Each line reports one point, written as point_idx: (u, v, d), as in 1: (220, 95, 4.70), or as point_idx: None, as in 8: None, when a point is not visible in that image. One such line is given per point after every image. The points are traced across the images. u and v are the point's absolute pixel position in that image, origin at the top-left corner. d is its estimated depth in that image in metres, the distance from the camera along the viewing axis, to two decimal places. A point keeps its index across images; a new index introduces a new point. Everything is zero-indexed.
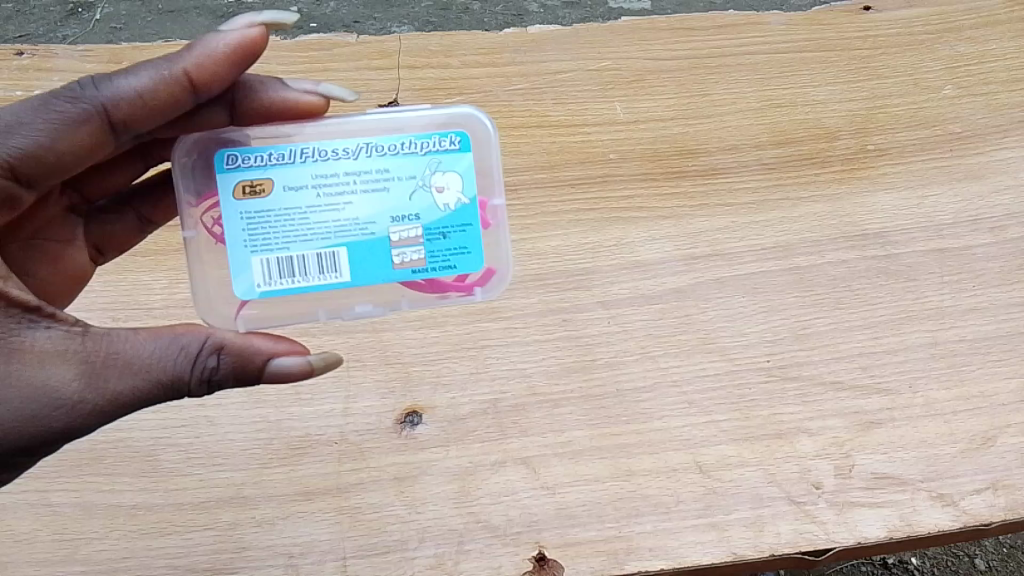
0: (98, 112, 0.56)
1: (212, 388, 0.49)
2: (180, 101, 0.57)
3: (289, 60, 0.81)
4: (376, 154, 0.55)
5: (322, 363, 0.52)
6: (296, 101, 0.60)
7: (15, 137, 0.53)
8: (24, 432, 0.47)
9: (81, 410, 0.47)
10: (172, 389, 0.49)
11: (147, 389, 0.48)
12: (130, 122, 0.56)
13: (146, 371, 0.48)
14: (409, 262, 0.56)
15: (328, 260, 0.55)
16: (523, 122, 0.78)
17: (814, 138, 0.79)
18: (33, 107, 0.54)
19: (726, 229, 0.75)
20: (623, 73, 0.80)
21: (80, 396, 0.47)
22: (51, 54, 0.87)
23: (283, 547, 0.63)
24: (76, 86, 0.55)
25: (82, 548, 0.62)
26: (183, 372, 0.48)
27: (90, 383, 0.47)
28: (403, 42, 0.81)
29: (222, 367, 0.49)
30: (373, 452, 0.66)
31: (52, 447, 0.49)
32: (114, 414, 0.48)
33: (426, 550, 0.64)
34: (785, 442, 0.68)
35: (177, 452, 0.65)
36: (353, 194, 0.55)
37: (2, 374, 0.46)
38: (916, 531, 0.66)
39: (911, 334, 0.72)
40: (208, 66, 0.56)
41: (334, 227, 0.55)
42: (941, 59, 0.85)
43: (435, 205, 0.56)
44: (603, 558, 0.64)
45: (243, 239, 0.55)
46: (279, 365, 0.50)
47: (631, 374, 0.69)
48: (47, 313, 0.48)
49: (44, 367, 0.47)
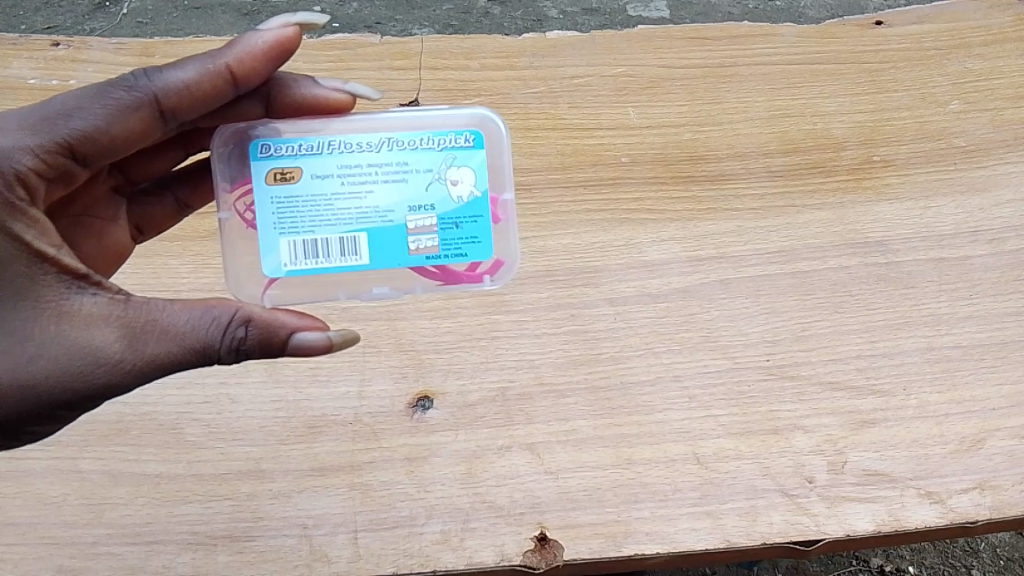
0: (149, 100, 0.59)
1: (241, 357, 0.53)
2: (222, 93, 0.61)
3: (316, 59, 0.84)
4: (397, 148, 0.59)
5: (342, 341, 0.55)
6: (325, 98, 0.64)
7: (73, 120, 0.56)
8: (70, 387, 0.52)
9: (121, 370, 0.51)
10: (204, 356, 0.52)
11: (182, 355, 0.52)
12: (177, 111, 0.60)
13: (180, 338, 0.51)
14: (424, 248, 0.59)
15: (349, 243, 0.58)
16: (538, 124, 0.81)
17: (821, 147, 0.82)
18: (90, 94, 0.57)
19: (731, 232, 0.78)
20: (637, 79, 0.83)
21: (120, 357, 0.51)
22: (86, 46, 0.91)
23: (298, 518, 0.66)
24: (129, 77, 0.59)
25: (108, 512, 0.65)
26: (215, 341, 0.52)
27: (129, 345, 0.51)
28: (424, 44, 0.85)
29: (251, 338, 0.52)
30: (385, 433, 0.69)
31: (95, 404, 0.54)
32: (151, 376, 0.52)
33: (433, 526, 0.67)
34: (780, 438, 0.70)
35: (199, 426, 0.68)
36: (374, 184, 0.58)
37: (53, 334, 0.51)
38: (903, 526, 0.68)
39: (908, 338, 0.74)
40: (248, 61, 0.60)
41: (356, 214, 0.58)
42: (949, 74, 0.88)
43: (450, 196, 0.59)
44: (602, 540, 0.66)
45: (272, 221, 0.58)
46: (302, 340, 0.53)
47: (635, 368, 0.72)
48: (95, 281, 0.53)
49: (89, 329, 0.51)
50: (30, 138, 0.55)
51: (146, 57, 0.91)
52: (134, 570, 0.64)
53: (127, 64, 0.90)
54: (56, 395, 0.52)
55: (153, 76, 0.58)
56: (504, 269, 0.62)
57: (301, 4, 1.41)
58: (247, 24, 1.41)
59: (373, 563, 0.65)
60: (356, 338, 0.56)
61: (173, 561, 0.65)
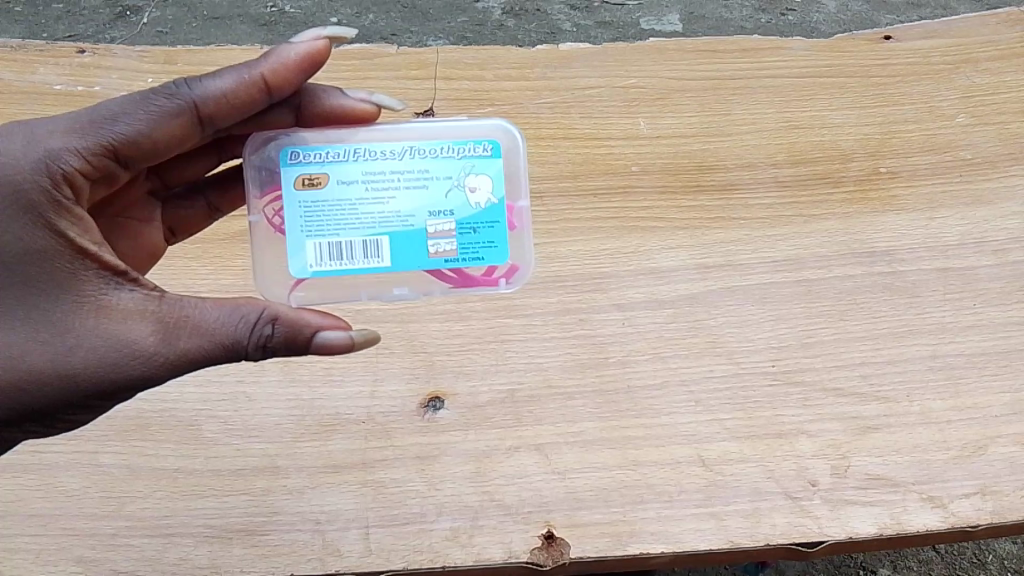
0: (190, 108, 0.61)
1: (268, 354, 0.55)
2: (256, 101, 0.63)
3: (334, 68, 0.87)
4: (419, 156, 0.61)
5: (364, 342, 0.57)
6: (352, 109, 0.66)
7: (118, 124, 0.58)
8: (104, 378, 0.54)
9: (154, 363, 0.53)
10: (233, 352, 0.54)
11: (212, 350, 0.54)
12: (215, 118, 0.62)
13: (211, 334, 0.54)
14: (443, 252, 0.61)
15: (372, 246, 0.60)
16: (550, 133, 0.83)
17: (829, 158, 0.84)
18: (134, 101, 0.59)
19: (738, 241, 0.79)
20: (648, 90, 0.85)
21: (154, 350, 0.53)
22: (110, 53, 0.94)
23: (311, 513, 0.68)
24: (171, 84, 0.61)
25: (128, 504, 0.67)
26: (244, 337, 0.54)
27: (162, 339, 0.54)
28: (439, 55, 0.87)
29: (278, 336, 0.54)
30: (397, 432, 0.70)
31: (127, 395, 0.56)
32: (182, 370, 0.54)
33: (443, 523, 0.68)
34: (785, 441, 0.72)
35: (216, 423, 0.70)
36: (396, 190, 0.60)
37: (92, 326, 0.54)
38: (904, 529, 0.69)
39: (912, 346, 0.76)
40: (282, 72, 0.63)
41: (379, 218, 0.60)
42: (956, 89, 0.89)
43: (468, 203, 0.61)
44: (608, 539, 0.68)
45: (299, 224, 0.60)
46: (326, 339, 0.55)
47: (642, 372, 0.73)
48: (131, 278, 0.56)
49: (126, 322, 0.54)
50: (77, 141, 0.57)
51: (169, 64, 0.94)
52: (152, 561, 0.66)
53: (151, 72, 0.93)
54: (91, 386, 0.54)
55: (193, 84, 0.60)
56: (520, 272, 0.64)
57: (318, 15, 1.44)
58: (264, 35, 1.44)
59: (384, 558, 0.67)
60: (377, 338, 0.58)
61: (190, 553, 0.66)
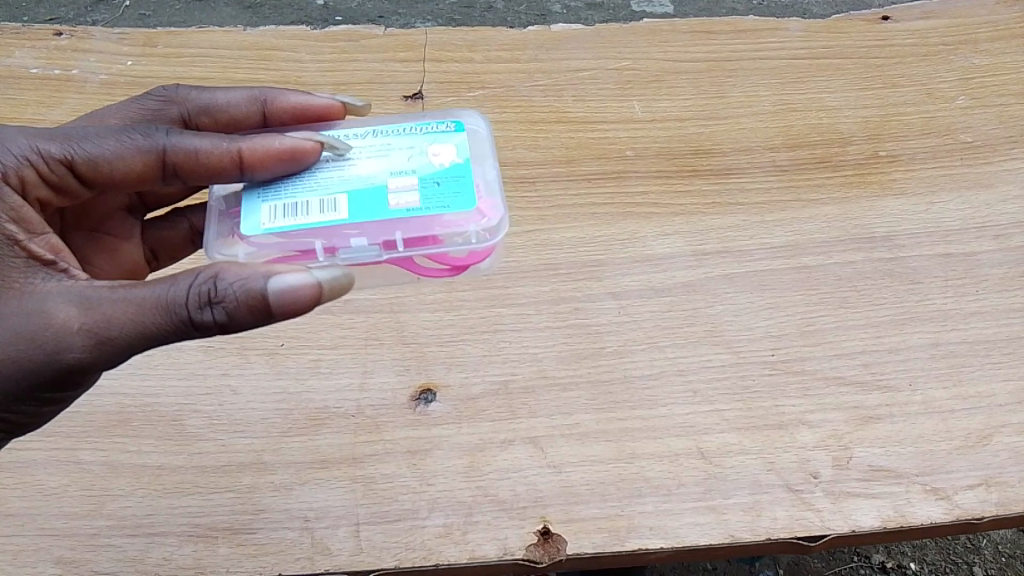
0: (160, 154, 0.59)
1: (210, 319, 0.51)
2: (227, 174, 0.60)
3: (320, 50, 0.95)
4: (382, 133, 0.63)
5: (332, 284, 0.54)
6: (319, 108, 0.70)
7: (85, 143, 0.59)
8: (39, 358, 0.53)
9: (83, 337, 0.52)
10: (173, 318, 0.51)
11: (149, 316, 0.52)
12: (181, 172, 0.60)
13: (145, 301, 0.52)
14: (404, 202, 0.59)
15: (329, 201, 0.59)
16: (542, 117, 0.88)
17: (827, 141, 0.86)
18: (116, 131, 0.60)
19: (734, 227, 0.80)
20: (642, 73, 0.92)
21: (89, 325, 0.52)
22: (87, 37, 0.96)
23: (299, 511, 0.65)
24: (156, 128, 0.60)
25: (108, 504, 0.65)
26: (182, 300, 0.51)
27: (97, 313, 0.52)
28: (428, 37, 0.96)
29: (215, 294, 0.51)
30: (387, 426, 0.69)
31: (60, 383, 0.55)
32: (115, 343, 0.52)
33: (435, 519, 0.65)
34: (785, 433, 0.68)
35: (200, 417, 0.69)
36: (358, 159, 0.61)
37: (16, 309, 0.53)
38: (909, 522, 0.65)
39: (913, 334, 0.73)
40: (260, 154, 0.60)
41: (339, 181, 0.60)
42: (955, 70, 0.93)
43: (431, 162, 0.61)
44: (606, 535, 0.64)
45: (256, 191, 0.61)
46: (276, 288, 0.51)
47: (638, 362, 0.72)
48: (60, 269, 0.56)
49: (51, 304, 0.53)
50: (45, 145, 0.59)
51: (149, 47, 0.95)
52: (135, 561, 0.63)
53: (131, 55, 0.94)
54: (35, 369, 0.54)
55: (173, 132, 0.60)
56: (494, 221, 0.59)
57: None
58: (249, 18, 1.43)
59: (375, 557, 0.63)
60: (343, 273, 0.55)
61: (173, 553, 0.63)
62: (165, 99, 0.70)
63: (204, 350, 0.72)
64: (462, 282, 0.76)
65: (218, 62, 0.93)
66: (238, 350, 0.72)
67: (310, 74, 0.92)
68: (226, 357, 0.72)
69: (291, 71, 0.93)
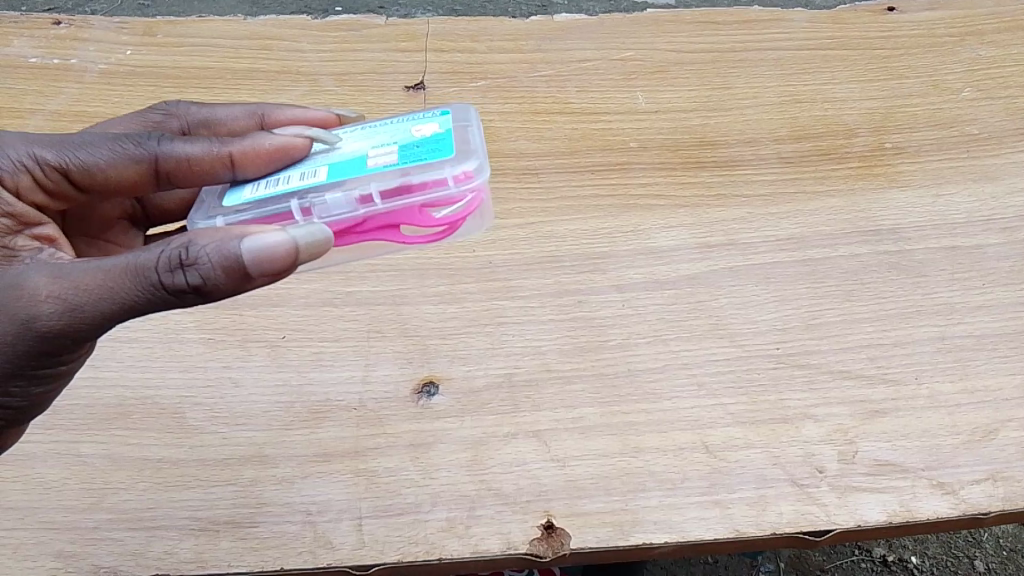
0: (151, 161, 0.62)
1: (181, 282, 0.51)
2: (217, 176, 0.63)
3: (320, 39, 0.94)
4: (378, 122, 0.64)
5: (308, 245, 0.53)
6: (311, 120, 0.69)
7: (81, 152, 0.63)
8: (16, 329, 0.53)
9: (59, 306, 0.53)
10: (145, 284, 0.51)
11: (121, 282, 0.52)
12: (173, 176, 0.63)
13: (119, 269, 0.52)
14: (381, 161, 0.58)
15: (310, 172, 0.60)
16: (545, 108, 0.88)
17: (832, 133, 0.86)
18: (110, 139, 0.63)
19: (739, 219, 0.79)
20: (646, 63, 0.92)
21: (63, 293, 0.53)
22: (87, 27, 0.96)
23: (301, 504, 0.64)
24: (147, 136, 0.63)
25: (109, 497, 0.64)
26: (154, 263, 0.51)
27: (71, 281, 0.53)
28: (430, 26, 0.96)
29: (185, 257, 0.51)
30: (390, 419, 0.68)
31: (46, 357, 0.56)
32: (90, 313, 0.53)
33: (437, 513, 0.64)
34: (790, 426, 0.68)
35: (201, 410, 0.68)
36: (348, 140, 0.63)
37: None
38: (915, 517, 0.64)
39: (919, 328, 0.73)
40: (247, 155, 0.62)
41: (325, 157, 0.62)
42: (962, 61, 0.92)
43: (416, 130, 0.60)
44: (610, 529, 0.63)
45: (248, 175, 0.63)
46: (246, 248, 0.51)
47: (642, 355, 0.71)
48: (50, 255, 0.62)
49: (29, 275, 0.54)
50: (43, 154, 0.63)
51: (149, 36, 0.94)
52: (135, 555, 0.62)
53: (130, 44, 0.93)
54: (14, 341, 0.54)
55: (163, 140, 0.62)
56: (468, 166, 0.57)
57: None
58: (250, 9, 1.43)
59: (378, 551, 0.63)
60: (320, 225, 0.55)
61: (175, 547, 0.63)
62: (167, 114, 0.71)
63: (204, 342, 0.72)
64: (466, 275, 0.76)
65: (218, 50, 0.92)
66: (239, 342, 0.72)
67: (310, 64, 0.91)
68: (226, 349, 0.71)
69: (292, 61, 0.92)
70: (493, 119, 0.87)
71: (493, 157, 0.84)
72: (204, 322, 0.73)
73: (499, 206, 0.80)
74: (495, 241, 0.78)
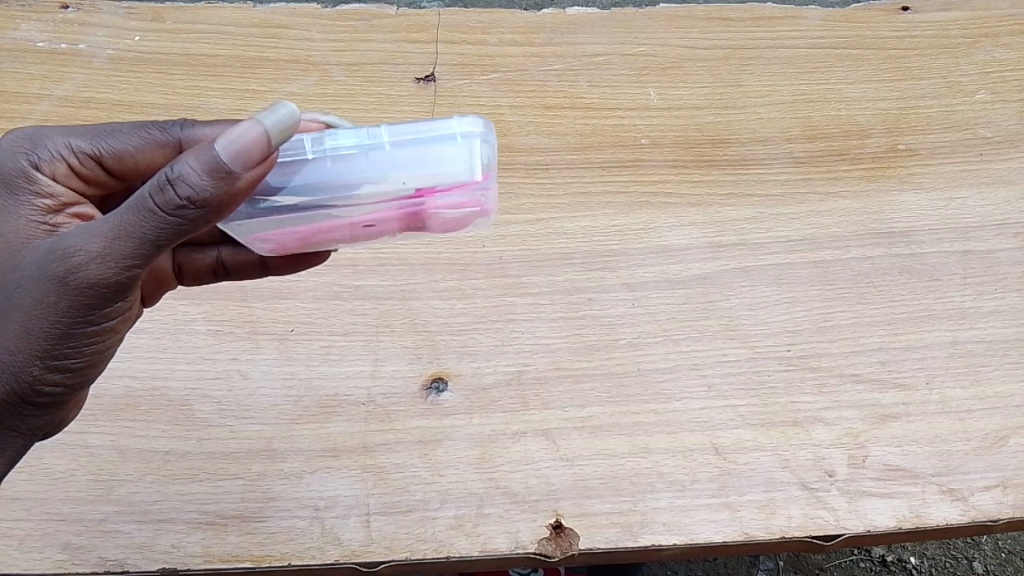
0: (178, 145, 0.63)
1: (173, 199, 0.50)
2: None
3: (330, 28, 0.93)
4: None
5: (280, 128, 0.52)
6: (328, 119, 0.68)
7: (111, 138, 0.63)
8: (52, 290, 0.53)
9: (86, 257, 0.52)
10: (148, 214, 0.51)
11: (128, 222, 0.51)
12: None
13: (125, 208, 0.52)
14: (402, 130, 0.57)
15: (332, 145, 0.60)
16: (557, 103, 0.87)
17: (845, 134, 0.85)
18: (137, 125, 0.63)
19: (751, 219, 0.79)
20: (658, 59, 0.91)
21: (84, 245, 0.53)
22: (94, 12, 0.95)
23: (310, 500, 0.64)
24: (173, 122, 0.63)
25: (116, 489, 0.64)
26: (146, 193, 0.51)
27: (86, 232, 0.53)
28: (440, 18, 0.95)
29: (170, 174, 0.50)
30: (399, 415, 0.68)
31: (94, 314, 0.55)
32: (112, 256, 0.52)
33: (446, 511, 0.64)
34: (800, 430, 0.68)
35: (210, 402, 0.68)
36: None
37: (35, 254, 0.55)
38: (925, 523, 0.64)
39: (932, 332, 0.72)
40: None
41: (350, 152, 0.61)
42: (976, 63, 0.92)
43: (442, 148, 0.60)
44: (618, 530, 0.63)
45: None
46: (221, 146, 0.50)
47: (653, 355, 0.71)
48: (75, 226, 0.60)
49: (59, 239, 0.55)
50: (75, 141, 0.62)
51: (157, 22, 0.93)
52: (142, 548, 0.62)
53: (139, 30, 0.92)
54: (59, 301, 0.54)
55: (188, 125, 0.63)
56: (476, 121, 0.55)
57: None
58: None
59: (386, 548, 0.62)
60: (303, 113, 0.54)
61: (182, 540, 0.62)
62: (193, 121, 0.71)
63: (213, 334, 0.71)
64: (476, 270, 0.75)
65: (227, 38, 0.91)
66: (247, 334, 0.71)
67: (320, 53, 0.91)
68: (234, 341, 0.71)
69: (301, 50, 0.91)
70: (505, 113, 0.86)
71: (504, 151, 0.83)
72: (212, 313, 0.72)
73: (509, 202, 0.79)
74: (505, 237, 0.77)
